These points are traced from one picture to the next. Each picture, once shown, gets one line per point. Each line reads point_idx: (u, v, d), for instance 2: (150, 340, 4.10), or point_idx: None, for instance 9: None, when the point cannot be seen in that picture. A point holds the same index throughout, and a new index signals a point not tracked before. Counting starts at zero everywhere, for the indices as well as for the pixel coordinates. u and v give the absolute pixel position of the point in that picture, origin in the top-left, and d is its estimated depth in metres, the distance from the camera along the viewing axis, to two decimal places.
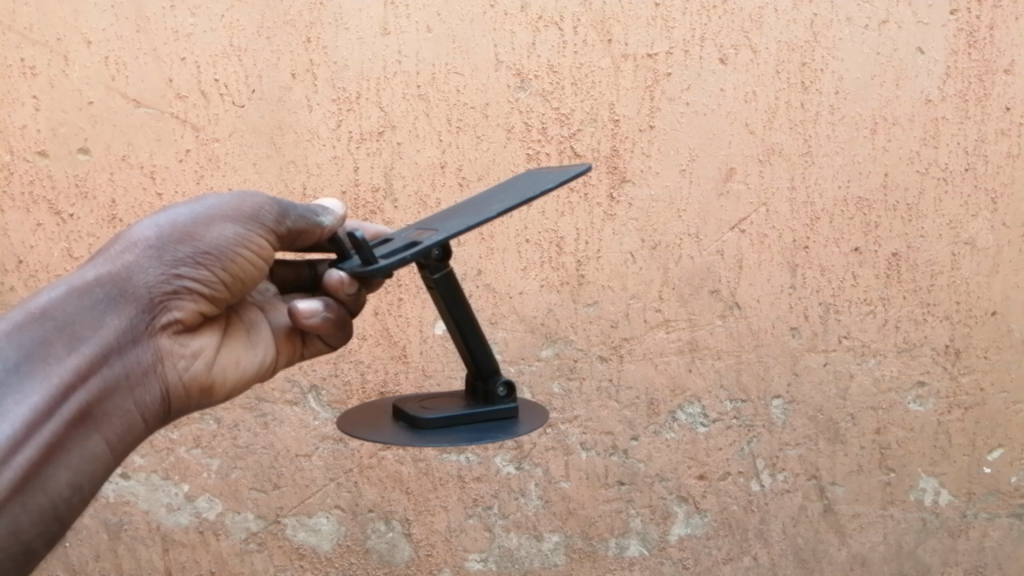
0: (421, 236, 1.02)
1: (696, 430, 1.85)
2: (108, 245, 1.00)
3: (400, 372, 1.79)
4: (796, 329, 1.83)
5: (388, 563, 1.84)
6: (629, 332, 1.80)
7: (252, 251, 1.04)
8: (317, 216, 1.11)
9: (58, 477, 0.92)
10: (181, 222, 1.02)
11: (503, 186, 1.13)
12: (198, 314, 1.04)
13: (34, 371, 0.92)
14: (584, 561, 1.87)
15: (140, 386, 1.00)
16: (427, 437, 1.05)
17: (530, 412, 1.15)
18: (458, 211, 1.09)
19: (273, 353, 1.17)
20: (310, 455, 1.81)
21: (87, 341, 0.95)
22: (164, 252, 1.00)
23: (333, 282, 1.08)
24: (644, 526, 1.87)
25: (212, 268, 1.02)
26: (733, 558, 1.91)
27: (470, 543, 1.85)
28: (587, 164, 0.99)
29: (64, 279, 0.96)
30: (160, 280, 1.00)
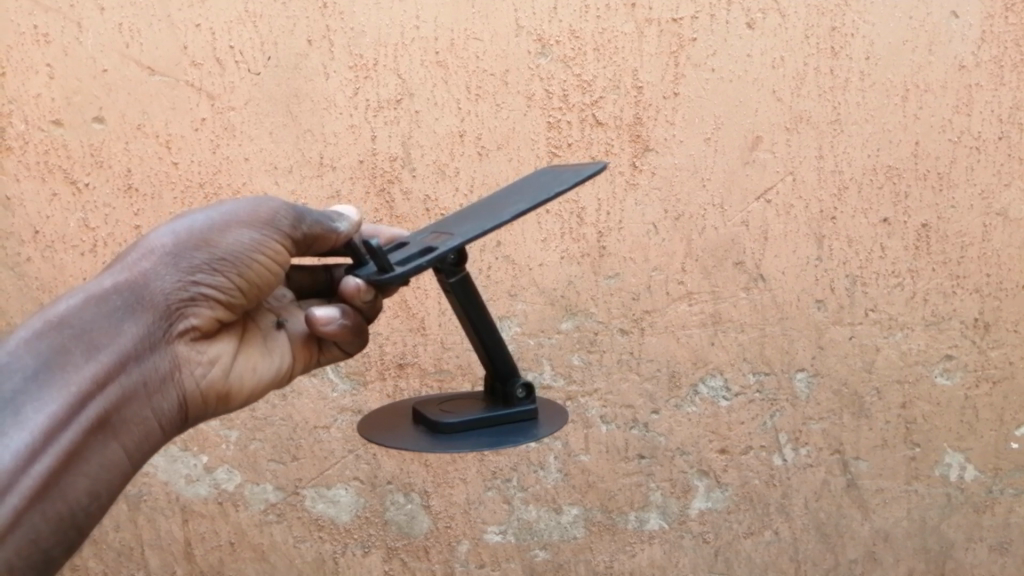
0: (436, 241, 1.01)
1: (718, 404, 1.82)
2: (125, 251, 0.98)
3: (419, 345, 1.78)
4: (822, 302, 1.79)
5: (407, 535, 1.84)
6: (651, 305, 1.77)
7: (269, 257, 1.03)
8: (333, 221, 1.09)
9: (76, 485, 0.91)
10: (198, 227, 1.00)
11: (514, 184, 1.12)
12: (214, 320, 1.02)
13: (51, 380, 0.89)
14: (603, 534, 1.87)
15: (157, 394, 0.98)
16: (447, 443, 1.04)
17: (551, 412, 1.14)
18: (471, 213, 1.08)
19: (290, 361, 1.15)
20: (329, 426, 1.80)
21: (105, 349, 0.93)
22: (181, 258, 0.98)
23: (349, 289, 1.08)
24: (664, 499, 1.86)
25: (229, 274, 1.00)
26: (755, 532, 1.89)
27: (489, 515, 1.84)
28: (602, 163, 0.98)
29: (81, 286, 0.94)
30: (177, 287, 0.98)
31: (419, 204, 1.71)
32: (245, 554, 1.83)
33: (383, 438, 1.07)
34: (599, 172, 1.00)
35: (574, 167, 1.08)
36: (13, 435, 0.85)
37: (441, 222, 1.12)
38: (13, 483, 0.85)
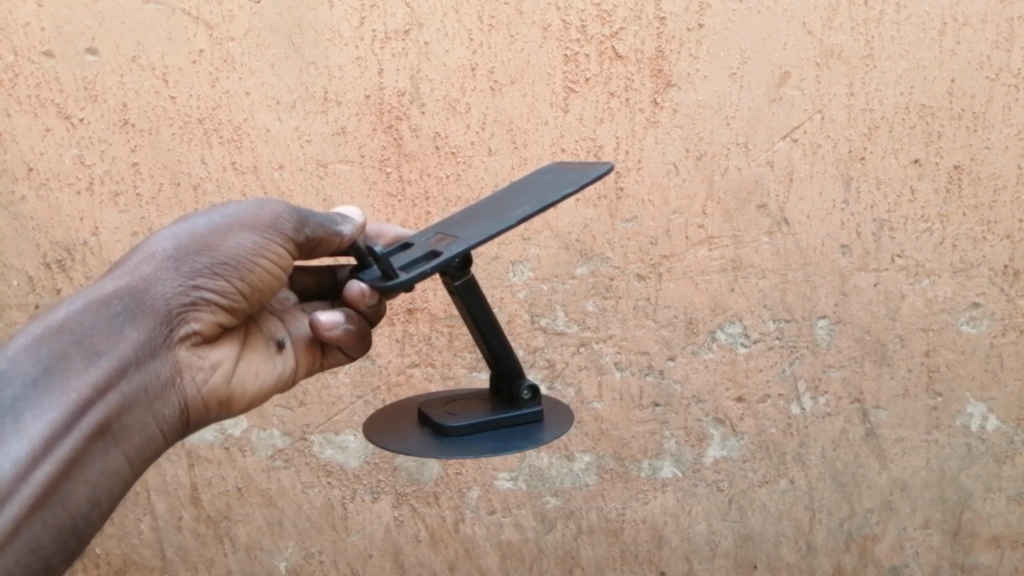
0: (441, 244, 1.00)
1: (736, 351, 1.77)
2: (125, 256, 0.99)
3: (429, 290, 1.74)
4: (847, 247, 1.73)
5: (417, 480, 1.83)
6: (669, 249, 1.71)
7: (271, 260, 1.04)
8: (336, 225, 1.10)
9: (77, 492, 0.90)
10: (199, 232, 1.01)
11: (519, 185, 1.10)
12: (215, 325, 1.04)
13: (51, 386, 0.89)
14: (615, 482, 1.84)
15: (159, 400, 0.99)
16: (452, 447, 1.02)
17: (556, 416, 1.12)
18: (477, 213, 1.07)
19: (294, 364, 1.16)
20: (336, 372, 1.77)
21: (106, 354, 0.93)
22: (182, 263, 0.99)
23: (354, 294, 1.09)
24: (678, 448, 1.82)
25: (230, 278, 1.01)
26: (770, 481, 1.86)
27: (500, 461, 1.82)
28: (610, 166, 0.98)
29: (82, 292, 0.95)
30: (178, 292, 0.99)
31: (428, 142, 1.64)
32: (253, 500, 1.82)
33: (385, 441, 1.04)
34: (607, 174, 1.00)
35: (580, 167, 1.08)
36: (14, 442, 0.85)
37: (444, 221, 1.10)
38: (13, 491, 0.84)
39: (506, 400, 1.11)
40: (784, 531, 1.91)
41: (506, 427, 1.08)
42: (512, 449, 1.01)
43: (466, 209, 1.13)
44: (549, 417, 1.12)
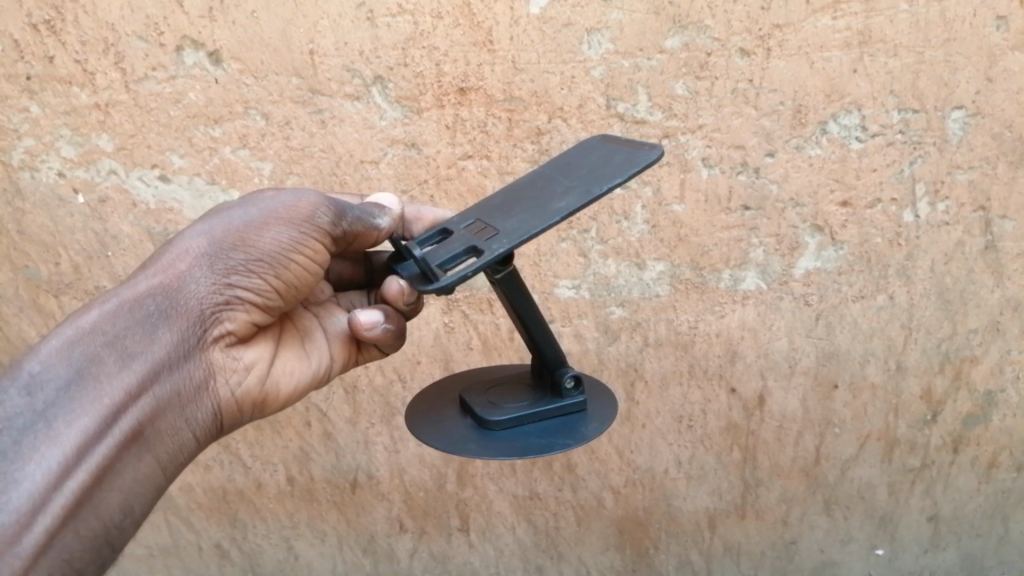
0: (480, 238, 0.98)
1: (849, 147, 1.52)
2: (160, 256, 1.03)
3: (484, 65, 1.48)
4: (1003, 20, 1.43)
5: (468, 286, 1.69)
6: (784, 17, 1.43)
7: (306, 256, 1.06)
8: (373, 218, 1.13)
9: (110, 499, 0.93)
10: (235, 229, 1.05)
11: (564, 167, 1.08)
12: (249, 324, 1.07)
13: (83, 391, 0.92)
14: (690, 293, 1.64)
15: (192, 403, 1.03)
16: (497, 441, 1.04)
17: (599, 405, 1.13)
18: (521, 201, 1.04)
19: (329, 360, 1.20)
20: (377, 162, 1.54)
21: (138, 357, 0.96)
22: (216, 261, 1.03)
23: (394, 292, 1.15)
24: (766, 257, 1.61)
25: (264, 275, 1.04)
26: (866, 297, 1.65)
27: (561, 268, 1.63)
28: (662, 151, 0.95)
29: (117, 295, 0.99)
30: (212, 291, 1.02)
31: None
32: None
33: (430, 434, 1.07)
34: (659, 157, 0.97)
35: (629, 148, 1.06)
36: (47, 452, 0.88)
37: (486, 206, 1.08)
38: (46, 502, 0.87)
39: (549, 388, 1.13)
40: (875, 351, 1.73)
41: (550, 419, 1.09)
42: (555, 446, 1.02)
43: (507, 192, 1.10)
44: (592, 405, 1.12)
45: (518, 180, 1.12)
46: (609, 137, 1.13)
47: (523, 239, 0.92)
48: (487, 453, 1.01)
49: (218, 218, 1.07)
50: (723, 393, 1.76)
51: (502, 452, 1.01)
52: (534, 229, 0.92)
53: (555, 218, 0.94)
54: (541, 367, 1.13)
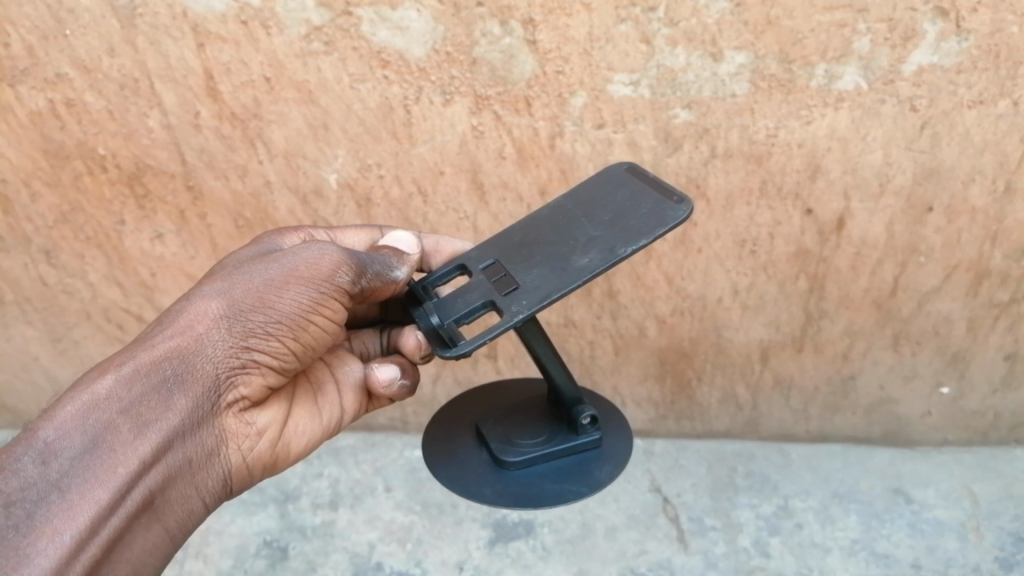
0: (501, 292, 1.08)
1: None
2: (177, 314, 1.03)
3: None
4: None
5: (503, 81, 1.40)
6: None
7: (324, 316, 1.08)
8: (391, 270, 1.14)
9: (117, 571, 0.93)
10: (255, 287, 1.05)
11: (586, 208, 1.17)
12: (263, 386, 1.09)
13: (99, 460, 0.92)
14: (774, 93, 1.39)
15: (200, 470, 1.04)
16: (512, 485, 1.14)
17: (612, 439, 1.21)
18: (545, 246, 1.13)
19: (340, 409, 1.22)
20: None
21: (153, 425, 0.96)
22: (237, 324, 1.03)
23: (411, 346, 1.19)
24: (872, 50, 1.34)
25: (282, 338, 1.06)
26: (985, 103, 1.38)
27: (617, 59, 1.37)
28: (687, 216, 1.04)
29: (134, 357, 0.98)
30: (230, 355, 1.03)
31: None
32: (287, 95, 1.43)
33: (449, 472, 1.16)
34: (684, 219, 1.06)
35: (656, 198, 1.14)
36: (60, 528, 0.87)
37: (508, 242, 1.17)
38: None
39: (564, 421, 1.20)
40: (983, 169, 1.46)
41: (564, 456, 1.18)
42: (567, 496, 1.12)
43: (530, 224, 1.19)
44: (606, 439, 1.20)
45: (541, 211, 1.20)
46: (635, 171, 1.21)
47: (544, 303, 1.02)
48: (502, 502, 1.11)
49: (239, 274, 1.07)
50: (796, 215, 1.52)
51: (517, 502, 1.11)
52: (557, 294, 1.02)
53: (575, 283, 1.04)
54: (557, 402, 1.20)
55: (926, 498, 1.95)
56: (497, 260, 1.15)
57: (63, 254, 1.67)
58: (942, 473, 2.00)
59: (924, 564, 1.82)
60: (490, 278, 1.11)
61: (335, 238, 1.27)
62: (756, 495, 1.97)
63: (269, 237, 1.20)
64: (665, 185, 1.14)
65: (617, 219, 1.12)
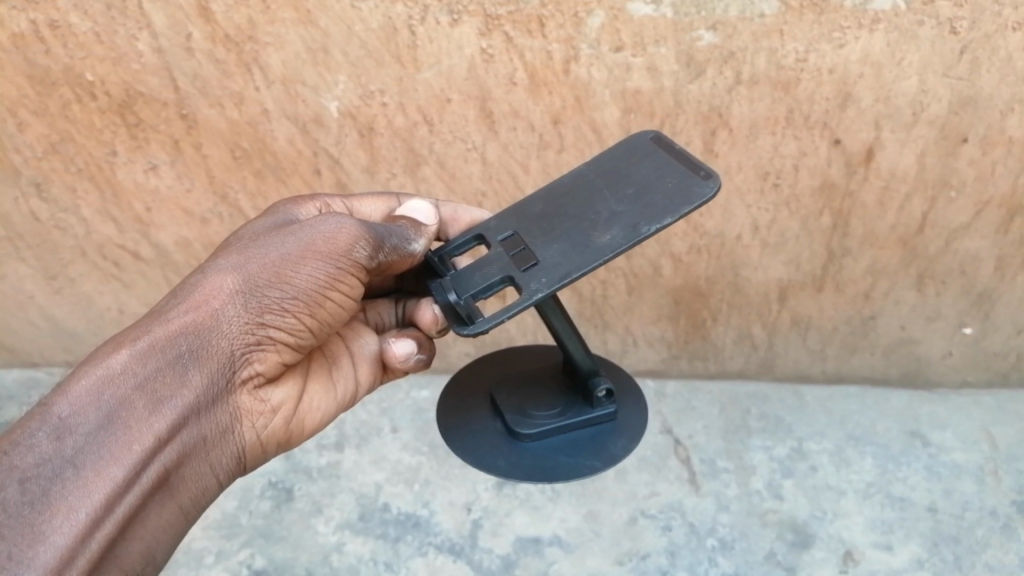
0: (519, 266, 1.06)
1: None
2: (192, 289, 1.00)
3: None
4: None
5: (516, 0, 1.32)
6: None
7: (341, 291, 1.06)
8: (409, 242, 1.11)
9: (131, 549, 0.90)
10: (271, 262, 1.03)
11: (609, 179, 1.13)
12: (277, 363, 1.06)
13: (115, 436, 0.89)
14: (805, 14, 1.32)
15: (215, 448, 1.01)
16: (526, 457, 1.11)
17: (627, 412, 1.18)
18: (565, 219, 1.10)
19: (355, 384, 1.20)
20: None
21: (169, 401, 0.93)
22: (252, 299, 1.01)
23: (427, 320, 1.16)
24: None
25: (298, 314, 1.04)
26: None
27: None
28: (715, 195, 0.99)
29: (148, 333, 0.95)
30: (245, 332, 1.00)
31: None
32: (284, 16, 1.34)
33: (462, 442, 1.14)
34: (712, 196, 1.02)
35: (683, 170, 1.10)
36: (75, 504, 0.84)
37: (528, 213, 1.14)
38: (73, 558, 0.83)
39: (580, 393, 1.17)
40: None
41: (579, 429, 1.15)
42: (582, 469, 1.09)
43: (552, 195, 1.16)
44: (621, 412, 1.18)
45: (562, 180, 1.17)
46: (661, 140, 1.17)
47: (563, 281, 1.00)
48: (516, 473, 1.09)
49: (253, 247, 1.05)
50: (823, 146, 1.45)
51: (531, 474, 1.09)
52: (577, 273, 1.00)
53: (595, 262, 1.01)
54: (573, 374, 1.18)
55: (944, 441, 1.90)
56: (516, 234, 1.12)
57: (54, 187, 1.60)
58: (960, 415, 1.95)
59: (940, 507, 1.78)
60: (509, 252, 1.09)
61: (352, 207, 1.24)
62: (770, 437, 1.92)
63: (283, 208, 1.18)
64: (692, 158, 1.10)
65: (641, 193, 1.08)
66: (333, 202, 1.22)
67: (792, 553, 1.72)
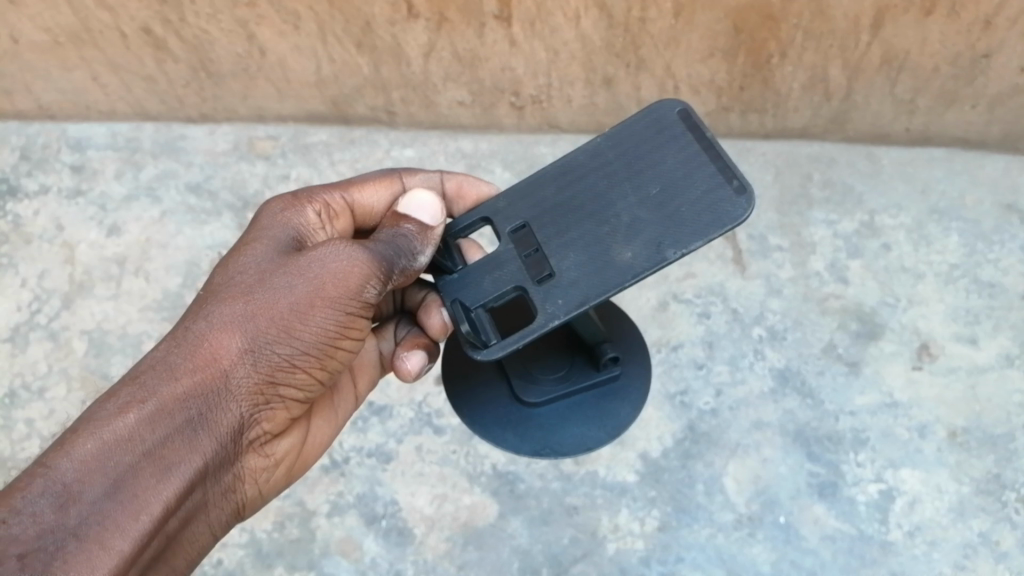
0: (533, 276, 0.87)
1: None
2: (199, 335, 0.80)
3: None
4: None
5: None
6: None
7: (347, 339, 0.87)
8: (416, 256, 0.88)
9: None
10: (284, 307, 0.82)
11: (620, 162, 0.90)
12: (284, 419, 0.89)
13: (121, 509, 0.71)
14: None
15: (216, 507, 0.85)
16: (531, 426, 0.93)
17: (633, 356, 0.98)
18: (581, 218, 0.88)
19: (354, 402, 1.03)
20: None
21: (180, 468, 0.76)
22: (263, 358, 0.82)
23: (435, 327, 0.98)
24: None
25: (306, 369, 0.85)
26: None
27: None
28: (750, 220, 0.79)
29: (154, 387, 0.76)
30: (255, 393, 0.82)
31: None
32: None
33: (472, 410, 0.95)
34: (743, 219, 0.82)
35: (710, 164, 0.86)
36: None
37: (538, 199, 0.91)
38: None
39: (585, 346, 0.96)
40: None
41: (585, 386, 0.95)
42: (593, 440, 0.92)
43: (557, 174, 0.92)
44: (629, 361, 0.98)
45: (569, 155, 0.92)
46: (689, 118, 0.90)
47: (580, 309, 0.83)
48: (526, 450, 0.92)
49: (261, 283, 0.83)
50: None
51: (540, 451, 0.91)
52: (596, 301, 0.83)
53: (613, 285, 0.83)
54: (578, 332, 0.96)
55: None
56: (528, 224, 0.90)
57: None
58: None
59: None
60: (520, 251, 0.89)
61: (351, 199, 0.96)
62: (835, 210, 1.55)
63: (275, 212, 0.90)
64: (725, 154, 0.85)
65: (666, 196, 0.86)
66: (330, 198, 0.94)
67: (856, 346, 1.42)
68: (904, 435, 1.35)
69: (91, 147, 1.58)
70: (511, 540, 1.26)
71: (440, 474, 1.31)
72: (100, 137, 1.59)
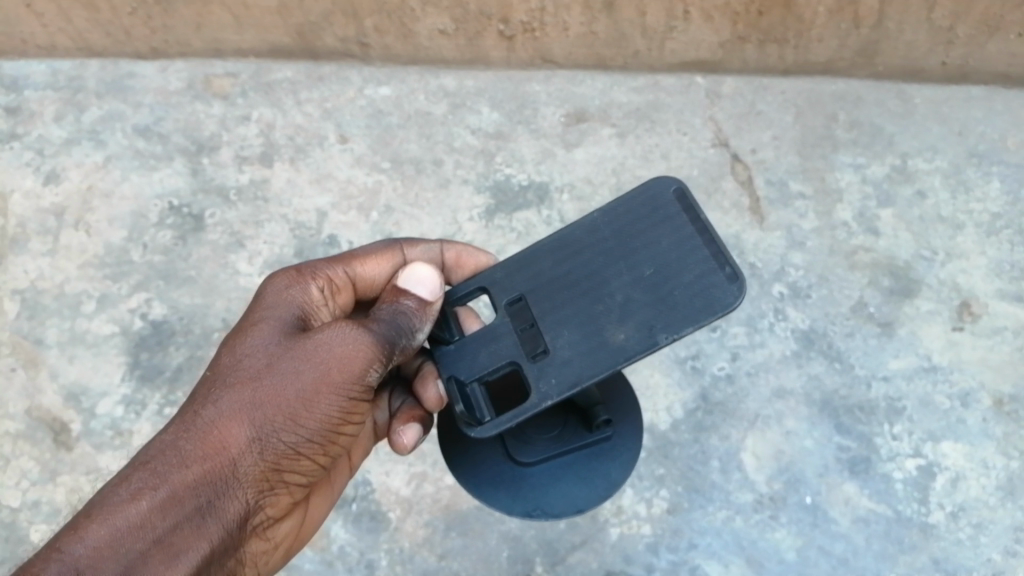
0: (532, 354, 0.73)
1: None
2: (209, 415, 0.68)
3: None
4: None
5: None
6: None
7: (353, 424, 0.74)
8: (416, 331, 0.74)
9: None
10: (297, 391, 0.69)
11: (608, 238, 0.75)
12: (290, 506, 0.76)
13: None
14: None
15: None
16: (521, 485, 0.77)
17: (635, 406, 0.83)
18: (570, 295, 0.74)
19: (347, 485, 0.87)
20: None
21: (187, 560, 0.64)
22: (273, 446, 0.69)
23: (431, 400, 0.80)
24: None
25: (313, 456, 0.73)
26: None
27: None
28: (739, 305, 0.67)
29: (163, 470, 0.65)
30: (264, 482, 0.70)
31: None
32: None
33: (462, 462, 0.79)
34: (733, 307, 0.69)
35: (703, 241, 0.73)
36: None
37: (522, 265, 0.76)
38: None
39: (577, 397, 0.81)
40: None
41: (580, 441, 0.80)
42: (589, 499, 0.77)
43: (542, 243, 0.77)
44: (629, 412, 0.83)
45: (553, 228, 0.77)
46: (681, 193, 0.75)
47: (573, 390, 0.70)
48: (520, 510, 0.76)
49: (274, 359, 0.70)
50: None
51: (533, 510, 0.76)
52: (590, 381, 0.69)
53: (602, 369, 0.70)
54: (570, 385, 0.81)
55: None
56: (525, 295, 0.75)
57: None
58: None
59: None
60: (517, 324, 0.74)
61: (352, 272, 0.80)
62: (863, 153, 1.37)
63: (277, 287, 0.76)
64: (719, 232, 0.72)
65: (660, 278, 0.72)
66: (333, 272, 0.79)
67: (889, 305, 1.26)
68: (945, 403, 1.19)
69: (28, 85, 1.40)
70: (500, 525, 1.11)
71: (419, 452, 1.15)
72: (38, 75, 1.41)
